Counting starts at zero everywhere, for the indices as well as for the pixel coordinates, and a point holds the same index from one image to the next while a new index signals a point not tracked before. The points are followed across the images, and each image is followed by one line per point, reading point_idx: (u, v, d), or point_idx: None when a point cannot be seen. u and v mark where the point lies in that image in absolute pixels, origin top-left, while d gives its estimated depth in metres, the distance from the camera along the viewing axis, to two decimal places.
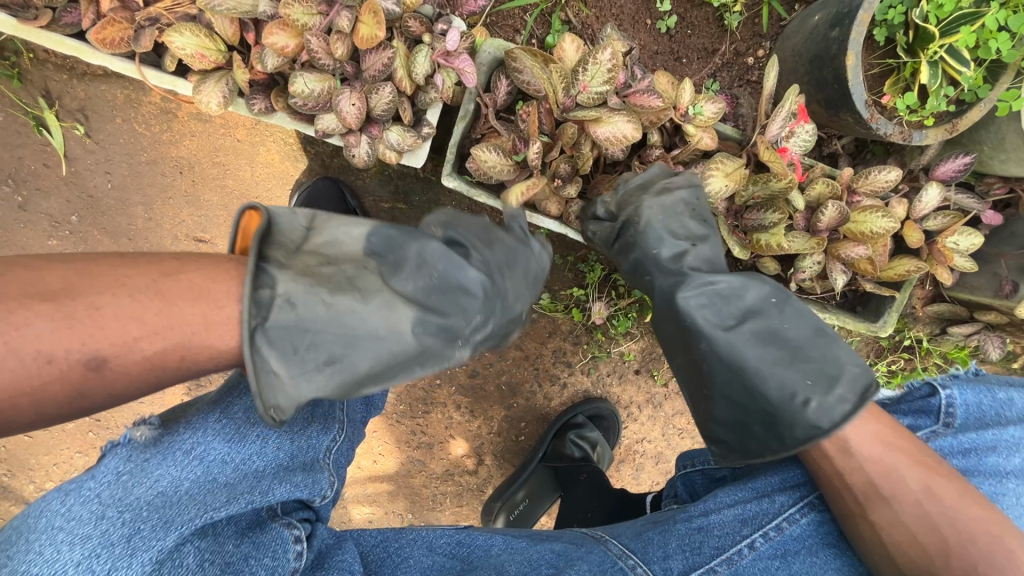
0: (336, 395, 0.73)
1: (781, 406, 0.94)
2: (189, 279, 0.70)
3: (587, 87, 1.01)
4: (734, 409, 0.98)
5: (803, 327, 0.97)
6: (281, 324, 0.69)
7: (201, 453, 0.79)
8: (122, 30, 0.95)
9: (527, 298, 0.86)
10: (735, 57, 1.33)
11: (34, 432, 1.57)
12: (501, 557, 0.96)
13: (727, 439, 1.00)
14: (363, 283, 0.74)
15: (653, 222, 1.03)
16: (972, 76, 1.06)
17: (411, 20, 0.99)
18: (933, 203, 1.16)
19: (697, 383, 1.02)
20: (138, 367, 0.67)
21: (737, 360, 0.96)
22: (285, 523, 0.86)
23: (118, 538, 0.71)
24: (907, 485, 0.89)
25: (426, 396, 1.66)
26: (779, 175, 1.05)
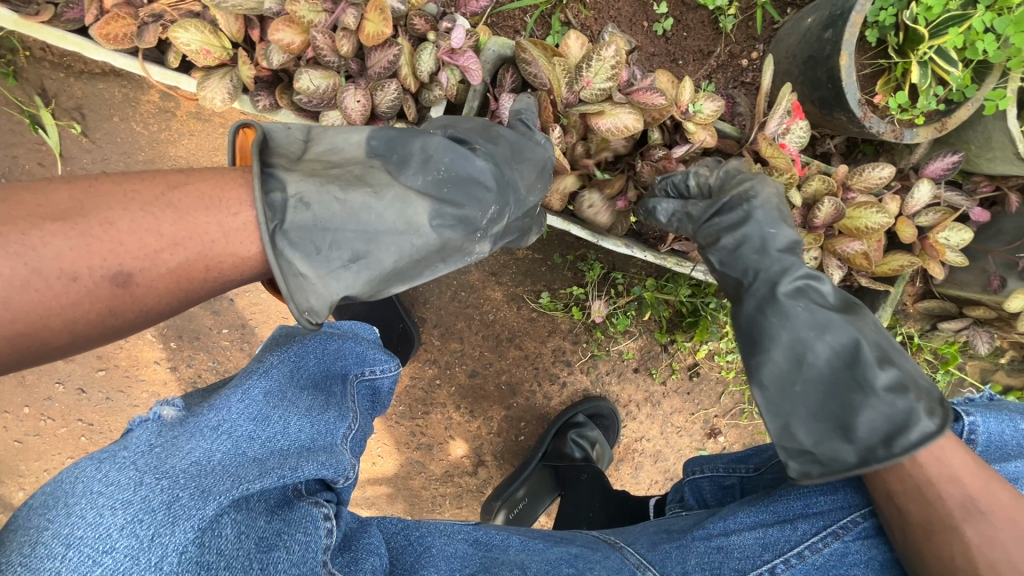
0: (364, 290, 0.81)
1: (894, 410, 0.84)
2: (198, 187, 0.74)
3: (590, 83, 1.03)
4: (828, 407, 0.88)
5: (879, 325, 0.94)
6: (299, 224, 0.75)
7: (227, 427, 0.82)
8: (126, 25, 0.95)
9: (537, 191, 0.98)
10: (729, 59, 1.36)
11: (25, 438, 1.54)
12: (519, 556, 0.93)
13: (812, 447, 0.88)
14: (372, 178, 0.82)
15: (767, 204, 1.00)
16: (960, 76, 1.10)
17: (416, 18, 1.00)
18: (924, 199, 1.19)
19: (788, 378, 0.91)
20: (164, 279, 0.70)
21: (840, 350, 0.89)
22: (312, 501, 0.83)
23: (159, 505, 0.67)
24: (1001, 500, 0.78)
25: (426, 397, 1.66)
26: (783, 170, 1.08)
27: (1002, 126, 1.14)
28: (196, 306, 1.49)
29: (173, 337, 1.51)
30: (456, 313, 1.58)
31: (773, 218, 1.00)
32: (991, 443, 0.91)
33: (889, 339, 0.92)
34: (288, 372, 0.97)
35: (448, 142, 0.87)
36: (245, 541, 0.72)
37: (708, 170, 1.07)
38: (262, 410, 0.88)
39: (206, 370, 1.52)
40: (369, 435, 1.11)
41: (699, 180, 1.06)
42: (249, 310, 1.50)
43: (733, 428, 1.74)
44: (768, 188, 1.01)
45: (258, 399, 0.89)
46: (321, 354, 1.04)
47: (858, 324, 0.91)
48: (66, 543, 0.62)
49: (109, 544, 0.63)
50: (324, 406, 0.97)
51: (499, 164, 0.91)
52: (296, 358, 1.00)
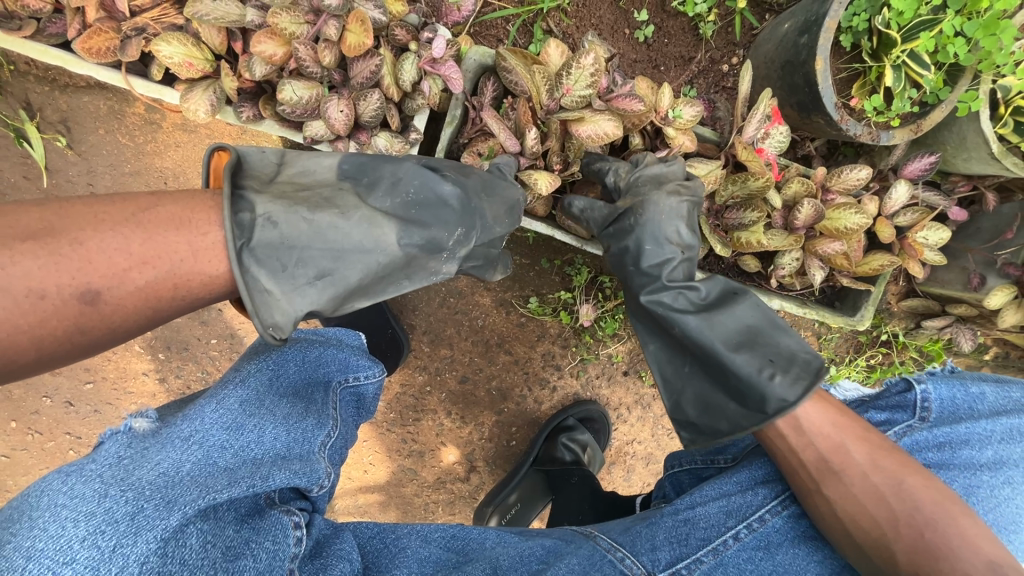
0: (329, 306, 0.83)
1: (750, 389, 0.94)
2: (166, 210, 0.75)
3: (570, 90, 1.03)
4: (705, 389, 1.01)
5: (760, 311, 1.01)
6: (265, 242, 0.77)
7: (198, 438, 0.83)
8: (109, 39, 0.96)
9: (506, 222, 1.00)
10: (710, 65, 1.38)
11: (13, 453, 1.52)
12: (496, 550, 0.95)
13: (699, 421, 1.01)
14: (341, 201, 0.85)
15: (655, 220, 1.04)
16: (932, 79, 1.12)
17: (398, 29, 1.02)
18: (902, 199, 1.21)
19: (674, 366, 1.05)
20: (132, 298, 0.71)
21: (705, 343, 0.98)
22: (284, 510, 0.85)
23: (122, 515, 0.68)
24: (855, 458, 0.91)
25: (416, 404, 1.66)
26: (756, 175, 1.09)
27: (976, 127, 1.17)
28: (184, 317, 1.49)
29: (161, 348, 1.50)
30: (445, 320, 1.58)
31: (657, 233, 1.05)
32: (945, 409, 1.01)
33: (766, 324, 1.00)
34: (266, 381, 0.97)
35: (418, 166, 0.91)
36: (210, 550, 0.73)
37: (626, 171, 1.09)
38: (237, 419, 0.89)
39: (195, 381, 1.52)
40: (350, 444, 1.11)
41: (615, 181, 1.09)
42: (238, 320, 1.50)
43: None
44: (666, 203, 1.04)
45: (234, 408, 0.90)
46: (301, 361, 1.04)
47: (727, 316, 1.00)
48: (27, 554, 0.63)
49: (69, 555, 0.64)
50: (302, 414, 0.98)
51: (467, 188, 0.94)
52: (274, 367, 1.00)
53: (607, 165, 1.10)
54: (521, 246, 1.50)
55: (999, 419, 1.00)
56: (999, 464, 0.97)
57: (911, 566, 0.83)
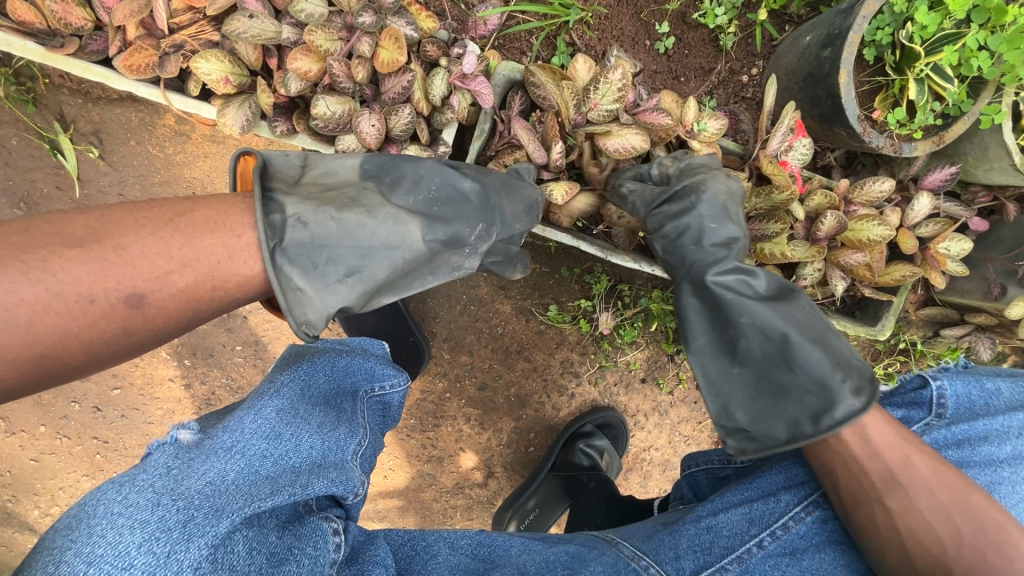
0: (359, 302, 0.84)
1: (819, 391, 0.92)
2: (201, 214, 0.77)
3: (598, 104, 1.05)
4: (761, 391, 0.97)
5: (815, 310, 1.00)
6: (297, 242, 0.79)
7: (241, 447, 0.85)
8: (148, 56, 0.98)
9: (524, 220, 1.01)
10: (730, 76, 1.39)
11: (41, 457, 1.55)
12: (521, 557, 0.96)
13: (750, 426, 0.96)
14: (366, 200, 0.86)
15: (715, 198, 1.03)
16: (955, 91, 1.13)
17: (428, 45, 1.04)
18: (924, 211, 1.22)
19: (727, 365, 0.99)
20: (173, 300, 0.73)
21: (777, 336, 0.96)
22: (322, 517, 0.86)
23: (175, 523, 0.71)
24: (917, 471, 0.89)
25: (436, 410, 1.67)
26: (781, 187, 1.11)
27: (998, 139, 1.18)
28: (209, 324, 1.51)
29: (187, 354, 1.53)
30: (465, 327, 1.60)
31: (716, 213, 1.03)
32: (960, 405, 1.01)
33: (821, 325, 0.99)
34: (299, 390, 0.99)
35: (438, 163, 0.93)
36: (256, 557, 0.75)
37: (671, 162, 1.11)
38: (275, 428, 0.90)
39: (220, 387, 1.55)
40: (378, 452, 1.12)
41: (661, 171, 1.11)
42: (261, 328, 1.52)
43: None
44: (719, 187, 1.04)
45: (271, 417, 0.91)
46: (330, 371, 1.06)
47: (791, 312, 0.98)
48: (88, 560, 0.65)
49: (128, 560, 0.66)
50: (334, 423, 0.98)
51: (486, 185, 0.96)
52: (306, 376, 1.02)
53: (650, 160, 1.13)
54: (541, 254, 1.51)
55: (1016, 414, 1.01)
56: (1018, 459, 0.98)
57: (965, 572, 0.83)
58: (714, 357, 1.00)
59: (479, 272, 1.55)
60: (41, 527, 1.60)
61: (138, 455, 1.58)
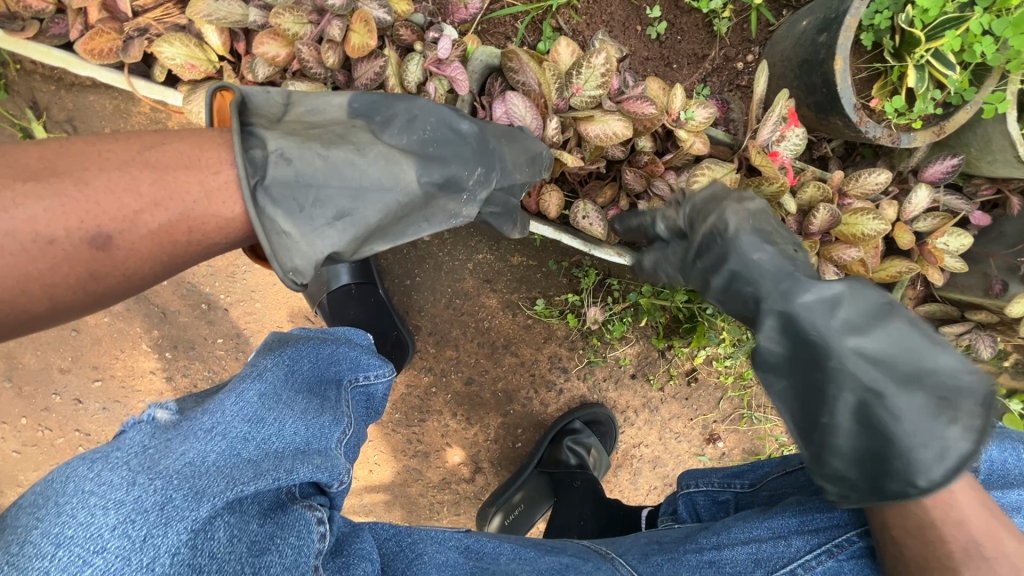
0: (348, 249, 0.79)
1: (926, 436, 0.72)
2: (172, 148, 0.72)
3: (581, 89, 1.02)
4: (861, 437, 0.75)
5: (908, 322, 0.76)
6: (280, 180, 0.74)
7: (221, 429, 0.76)
8: (110, 40, 0.95)
9: (526, 172, 0.96)
10: (725, 62, 1.34)
11: (23, 448, 1.54)
12: (511, 566, 0.92)
13: (850, 477, 0.76)
14: (355, 137, 0.81)
15: (739, 233, 0.87)
16: (958, 79, 1.09)
17: (402, 29, 1.00)
18: (922, 204, 1.17)
19: (812, 412, 0.78)
20: (146, 242, 0.68)
21: (870, 379, 0.73)
22: (306, 505, 0.79)
23: (152, 505, 0.63)
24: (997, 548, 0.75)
25: (422, 405, 1.65)
26: (771, 179, 1.06)
27: (1001, 129, 1.12)
28: (190, 316, 1.49)
29: (168, 346, 1.51)
30: (450, 321, 1.57)
31: (751, 248, 0.85)
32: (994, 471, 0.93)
33: (920, 338, 0.75)
34: (282, 376, 0.92)
35: (432, 103, 0.88)
36: (237, 545, 0.68)
37: (675, 211, 0.97)
38: (257, 412, 0.82)
39: (202, 380, 1.53)
40: (361, 443, 1.08)
41: (670, 227, 0.98)
42: (243, 320, 1.51)
43: (732, 434, 1.73)
44: (740, 215, 0.88)
45: (253, 401, 0.84)
46: (315, 358, 1.01)
47: (884, 337, 0.74)
48: (57, 541, 0.59)
49: (100, 543, 0.59)
50: (319, 410, 0.92)
51: (484, 130, 0.92)
52: (290, 362, 0.96)
53: (654, 218, 1.01)
54: (527, 247, 1.49)
55: None
56: None
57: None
58: (797, 399, 0.79)
59: (464, 265, 1.52)
60: None
61: None
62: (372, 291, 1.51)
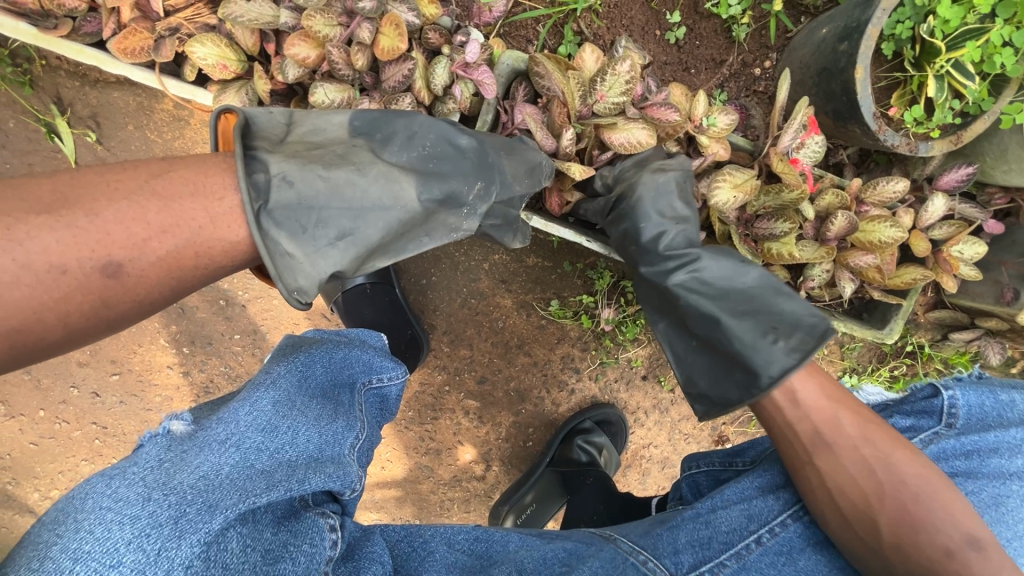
0: (352, 268, 0.80)
1: (756, 355, 0.94)
2: (179, 175, 0.72)
3: (604, 96, 1.03)
4: (709, 361, 1.00)
5: (754, 274, 0.99)
6: (284, 204, 0.74)
7: (235, 440, 0.78)
8: (143, 39, 0.96)
9: (526, 182, 0.97)
10: (742, 68, 1.35)
11: (40, 441, 1.56)
12: (520, 553, 0.93)
13: (709, 395, 1.00)
14: (356, 157, 0.82)
15: (647, 197, 1.02)
16: (977, 89, 1.09)
17: (431, 32, 1.01)
18: (938, 212, 1.19)
19: (683, 341, 1.03)
20: (154, 269, 0.68)
21: (714, 313, 0.98)
22: (319, 513, 0.81)
23: (166, 519, 0.64)
24: (846, 432, 0.92)
25: (435, 403, 1.66)
26: (791, 185, 1.07)
27: (1018, 139, 1.15)
28: (208, 312, 1.51)
29: (186, 342, 1.52)
30: (465, 321, 1.59)
31: (652, 210, 1.02)
32: (972, 416, 0.98)
33: (762, 288, 0.98)
34: (296, 382, 0.93)
35: (432, 120, 0.90)
36: (250, 554, 0.69)
37: (607, 170, 1.11)
38: (271, 421, 0.84)
39: (218, 375, 1.54)
40: (376, 446, 1.07)
41: (604, 184, 1.11)
42: (261, 317, 1.52)
43: (741, 435, 1.75)
44: (655, 184, 1.03)
45: (267, 410, 0.85)
46: (328, 362, 1.01)
47: (729, 281, 0.99)
48: (75, 556, 0.60)
49: (116, 557, 0.60)
50: (332, 415, 0.93)
51: (483, 145, 0.93)
52: (302, 367, 0.96)
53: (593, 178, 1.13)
54: (543, 248, 1.50)
55: None
56: None
57: (893, 538, 0.84)
58: (671, 333, 1.05)
59: (480, 265, 1.53)
60: (41, 510, 1.61)
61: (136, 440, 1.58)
62: (389, 292, 1.52)
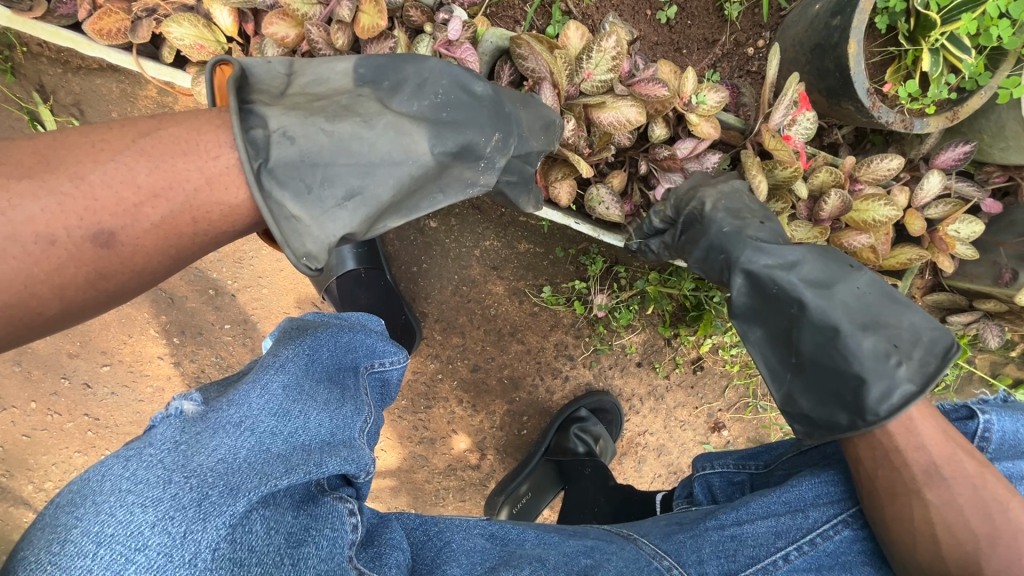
0: (362, 230, 0.74)
1: (876, 372, 0.85)
2: (169, 133, 0.68)
3: (592, 74, 1.02)
4: (819, 376, 0.91)
5: (869, 283, 0.92)
6: (285, 160, 0.69)
7: (250, 423, 0.71)
8: (119, 20, 0.94)
9: (541, 139, 0.93)
10: (735, 47, 1.33)
11: (33, 432, 1.55)
12: (537, 551, 0.87)
13: (814, 415, 0.91)
14: (361, 107, 0.75)
15: (723, 202, 1.03)
16: (972, 63, 1.07)
17: (412, 10, 0.99)
18: (934, 190, 1.17)
19: (785, 355, 0.94)
20: (150, 235, 0.65)
21: (830, 323, 0.89)
22: (337, 497, 0.74)
23: (189, 501, 0.59)
24: (966, 468, 0.81)
25: (428, 391, 1.65)
26: (785, 162, 1.05)
27: (1016, 115, 1.12)
28: (198, 302, 1.50)
29: (176, 332, 1.51)
30: (457, 308, 1.57)
31: (733, 214, 1.02)
32: (1005, 443, 0.91)
33: (879, 296, 0.91)
34: (304, 366, 0.86)
35: (443, 65, 0.82)
36: (275, 536, 0.64)
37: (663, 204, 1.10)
38: (283, 405, 0.77)
39: (209, 365, 1.53)
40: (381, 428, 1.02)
41: (662, 219, 1.11)
42: (250, 306, 1.51)
43: (736, 422, 1.74)
44: (725, 189, 1.05)
45: (279, 393, 0.78)
46: (334, 346, 0.95)
47: (842, 288, 0.91)
48: (96, 540, 0.55)
49: (141, 540, 0.56)
50: (341, 400, 0.86)
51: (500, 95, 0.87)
52: (310, 351, 0.90)
53: (647, 215, 1.13)
54: (534, 234, 1.49)
55: None
56: None
57: None
58: (769, 346, 0.96)
59: (471, 252, 1.52)
60: (36, 502, 1.59)
61: (130, 431, 1.57)
62: (380, 275, 1.50)
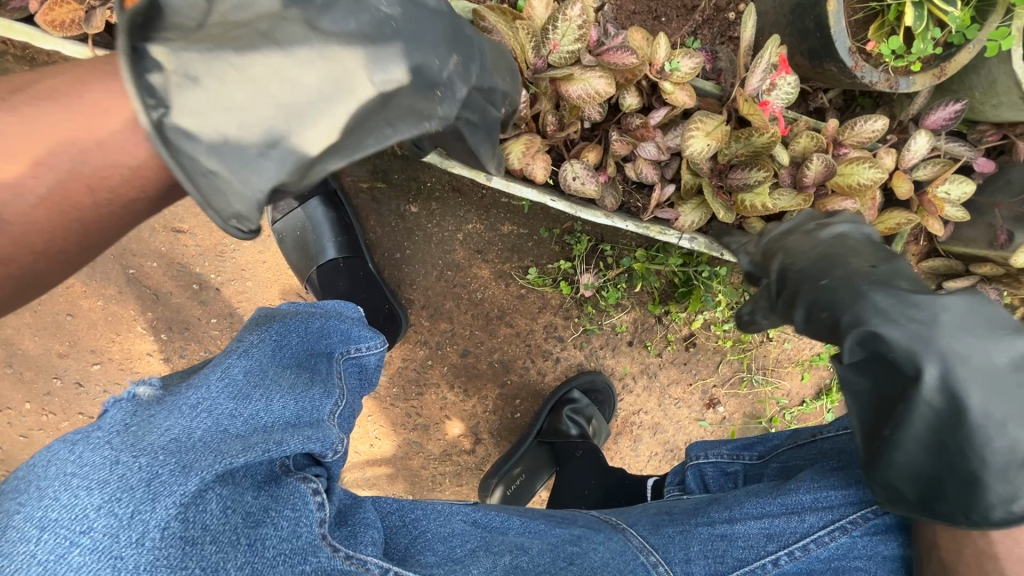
0: (298, 179, 0.60)
1: (1006, 476, 0.63)
2: (44, 86, 0.61)
3: (558, 45, 0.98)
4: (929, 459, 0.67)
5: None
6: (189, 106, 0.56)
7: (207, 405, 0.71)
8: (71, 11, 0.93)
9: (505, 79, 0.85)
10: (715, 13, 1.28)
11: (30, 433, 1.55)
12: (520, 539, 0.84)
13: (903, 489, 0.70)
14: (280, 31, 0.59)
15: (836, 253, 0.79)
16: (959, 16, 1.02)
17: None
18: (922, 151, 1.13)
19: (882, 424, 0.69)
20: (37, 209, 0.59)
21: (966, 411, 0.63)
22: (300, 477, 0.72)
23: (137, 482, 0.58)
24: None
25: (418, 378, 1.65)
26: (761, 129, 1.02)
27: (1007, 69, 1.07)
28: (183, 297, 1.50)
29: (163, 328, 1.52)
30: (443, 293, 1.56)
31: (839, 263, 0.77)
32: None
33: None
34: (270, 352, 0.86)
35: None
36: (232, 516, 0.62)
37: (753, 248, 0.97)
38: (243, 389, 0.76)
39: (198, 360, 1.53)
40: (356, 416, 0.98)
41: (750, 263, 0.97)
42: (236, 299, 1.52)
43: (732, 398, 1.72)
44: (825, 236, 0.83)
45: (239, 377, 0.78)
46: (304, 332, 0.93)
47: (990, 367, 0.62)
48: (40, 525, 0.54)
49: (86, 523, 0.54)
50: (308, 383, 0.85)
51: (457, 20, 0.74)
52: (277, 337, 0.89)
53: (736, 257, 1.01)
54: (516, 214, 1.48)
55: None
56: None
57: None
58: (864, 404, 0.71)
59: (454, 236, 1.50)
60: None
61: None
62: (360, 265, 1.50)
